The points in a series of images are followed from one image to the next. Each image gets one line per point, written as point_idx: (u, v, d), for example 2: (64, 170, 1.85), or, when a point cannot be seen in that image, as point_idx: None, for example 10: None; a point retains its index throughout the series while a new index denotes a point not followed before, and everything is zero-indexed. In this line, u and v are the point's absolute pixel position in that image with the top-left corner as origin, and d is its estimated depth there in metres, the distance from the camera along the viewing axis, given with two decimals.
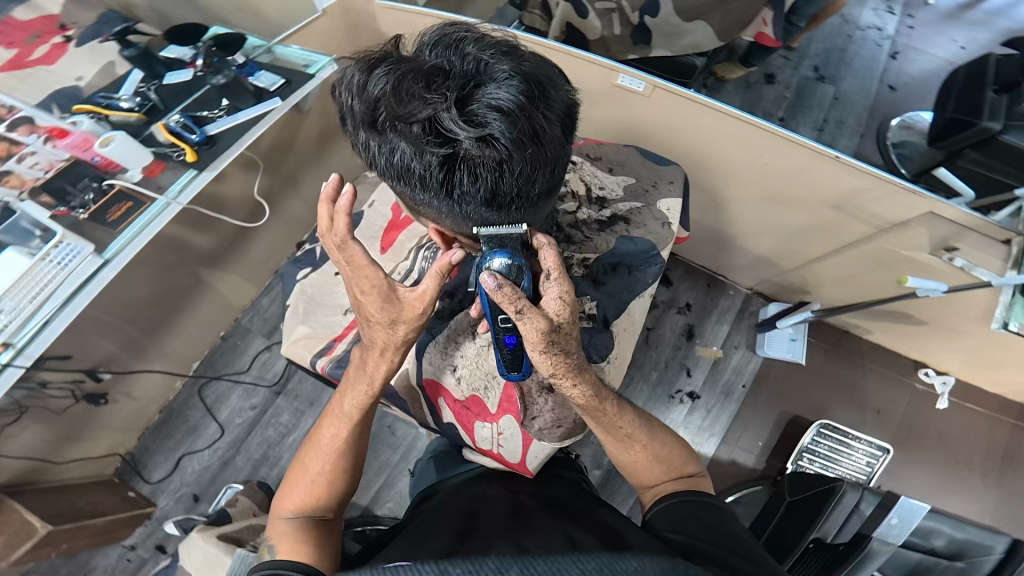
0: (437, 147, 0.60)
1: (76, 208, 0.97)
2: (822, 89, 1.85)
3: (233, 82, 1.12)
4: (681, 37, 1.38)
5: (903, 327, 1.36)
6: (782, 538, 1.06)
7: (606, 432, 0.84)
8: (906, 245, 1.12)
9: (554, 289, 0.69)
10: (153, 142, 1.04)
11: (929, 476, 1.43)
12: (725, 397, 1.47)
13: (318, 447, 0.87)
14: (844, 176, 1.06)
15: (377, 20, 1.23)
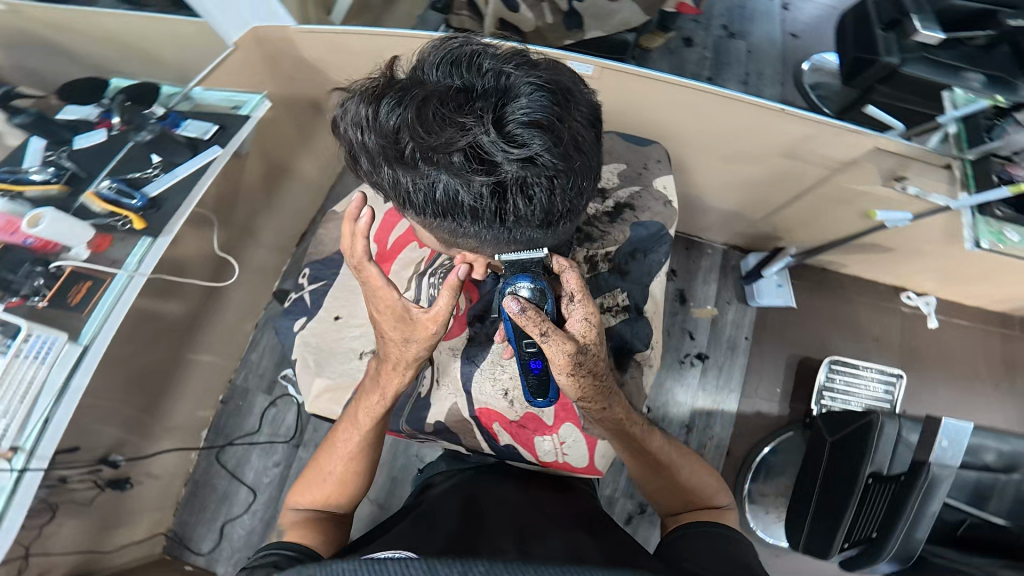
0: (483, 172, 0.61)
1: (30, 296, 0.86)
2: (735, 45, 1.89)
3: (161, 137, 1.02)
4: (610, 17, 1.36)
5: (870, 256, 1.46)
6: (833, 486, 0.98)
7: (635, 459, 0.92)
8: (859, 181, 1.17)
9: (579, 316, 0.75)
10: (89, 215, 0.94)
11: (947, 395, 1.52)
12: (732, 352, 1.52)
13: (332, 449, 0.88)
14: (793, 126, 1.09)
15: (298, 48, 1.13)
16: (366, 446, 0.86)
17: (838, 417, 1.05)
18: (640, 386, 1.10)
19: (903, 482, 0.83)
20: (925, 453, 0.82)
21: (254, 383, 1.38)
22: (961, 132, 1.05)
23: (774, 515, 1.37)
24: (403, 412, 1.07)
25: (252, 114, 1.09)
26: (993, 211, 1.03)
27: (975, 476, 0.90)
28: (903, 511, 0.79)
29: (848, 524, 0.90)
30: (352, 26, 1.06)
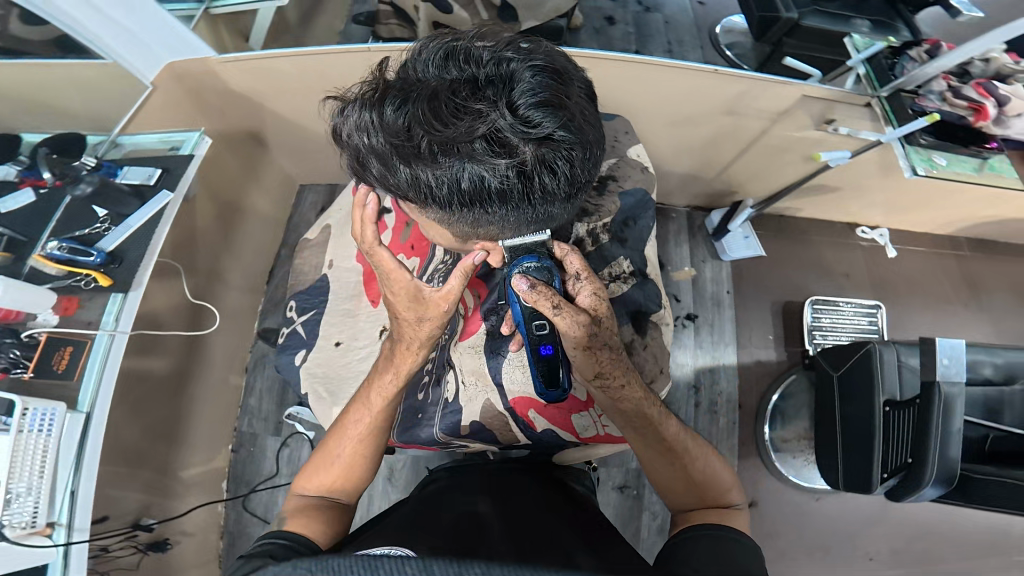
0: (507, 155, 0.62)
1: (12, 369, 0.81)
2: (653, 18, 1.96)
3: (101, 187, 0.94)
4: (542, 4, 1.38)
5: (817, 197, 1.56)
6: (858, 421, 1.04)
7: (646, 447, 0.85)
8: (793, 128, 1.23)
9: (584, 293, 0.85)
10: (46, 278, 0.87)
11: (924, 318, 1.69)
12: (718, 307, 1.58)
13: (342, 433, 0.82)
14: (728, 85, 1.14)
15: (224, 79, 1.07)
16: (377, 427, 0.82)
17: (836, 354, 1.13)
18: (662, 345, 1.15)
19: (919, 406, 0.86)
20: (930, 374, 0.84)
21: (260, 428, 1.29)
22: (870, 73, 1.15)
23: (803, 458, 1.43)
24: (436, 418, 1.06)
25: (195, 152, 1.02)
26: (920, 140, 1.11)
27: (980, 392, 1.05)
28: (929, 432, 0.82)
29: (882, 453, 0.95)
30: (279, 49, 1.01)
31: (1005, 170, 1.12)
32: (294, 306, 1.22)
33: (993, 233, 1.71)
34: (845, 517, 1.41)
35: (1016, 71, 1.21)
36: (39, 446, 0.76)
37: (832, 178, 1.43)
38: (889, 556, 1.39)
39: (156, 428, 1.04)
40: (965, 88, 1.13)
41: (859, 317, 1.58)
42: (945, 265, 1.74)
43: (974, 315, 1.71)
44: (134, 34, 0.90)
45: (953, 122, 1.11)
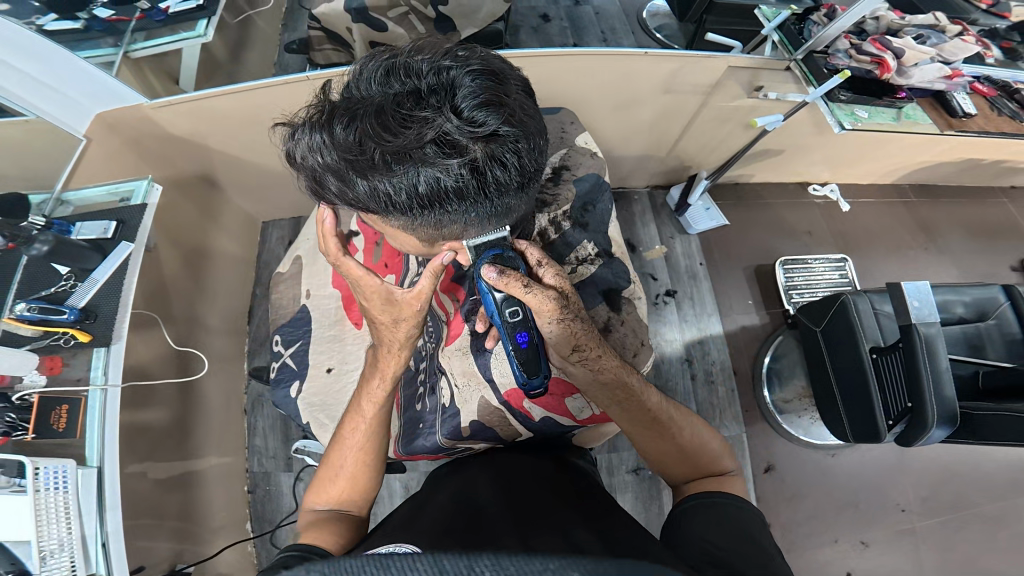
0: (457, 155, 0.59)
1: (14, 432, 0.76)
2: (583, 11, 2.04)
3: (57, 246, 0.83)
4: (476, 12, 1.37)
5: (771, 160, 1.70)
6: (844, 364, 1.09)
7: (630, 420, 0.82)
8: (730, 98, 1.31)
9: (549, 273, 0.79)
10: (22, 340, 0.82)
11: (888, 263, 1.86)
12: (694, 280, 1.63)
13: (340, 443, 0.78)
14: (659, 66, 1.18)
15: (163, 125, 1.03)
16: (373, 435, 0.78)
17: (814, 310, 1.18)
18: (639, 320, 1.16)
19: (903, 350, 0.90)
20: (906, 317, 0.91)
21: (272, 465, 1.23)
22: (784, 39, 1.20)
23: (809, 417, 1.44)
24: (436, 426, 1.04)
25: (148, 202, 0.95)
26: (840, 97, 1.14)
27: (959, 329, 1.16)
28: (920, 374, 0.87)
29: (880, 400, 0.99)
30: (215, 89, 0.98)
31: (919, 117, 1.23)
32: (280, 340, 1.18)
33: (930, 177, 2.00)
34: (863, 469, 1.44)
35: (904, 25, 1.23)
36: (59, 505, 0.72)
37: (775, 142, 1.56)
38: (920, 504, 1.41)
39: (170, 482, 0.98)
40: (863, 45, 1.14)
41: (830, 271, 1.68)
42: (896, 211, 1.97)
43: (924, 253, 1.90)
44: (52, 86, 0.86)
45: (862, 77, 1.13)
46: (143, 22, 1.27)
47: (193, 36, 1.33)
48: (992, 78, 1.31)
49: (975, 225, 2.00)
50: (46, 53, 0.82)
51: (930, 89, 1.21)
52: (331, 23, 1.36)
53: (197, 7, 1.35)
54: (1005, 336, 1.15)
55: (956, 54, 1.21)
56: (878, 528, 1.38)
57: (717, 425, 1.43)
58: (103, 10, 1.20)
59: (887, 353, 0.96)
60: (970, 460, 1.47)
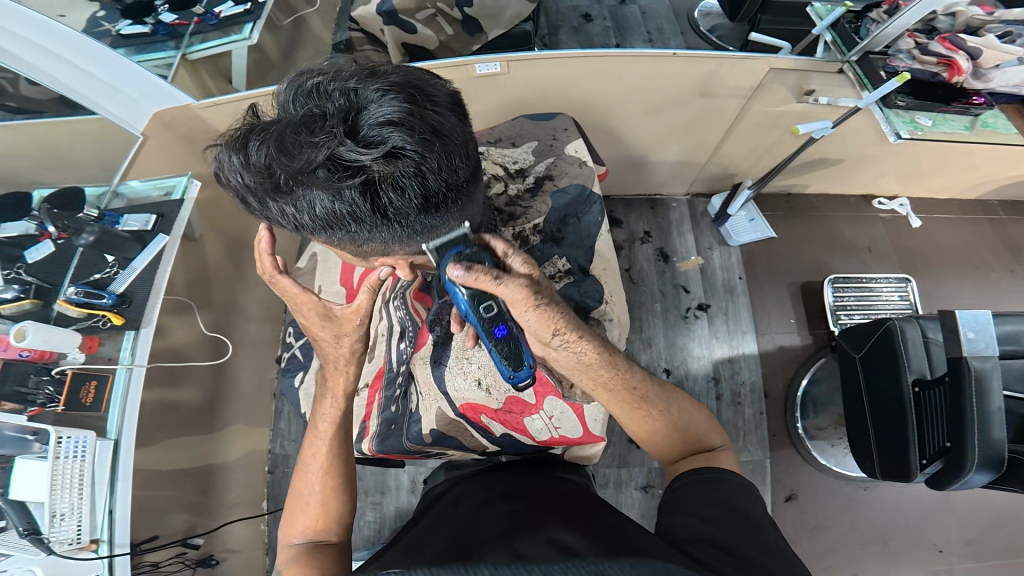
0: (348, 179, 0.61)
1: (48, 403, 0.85)
2: (629, 10, 1.99)
3: (102, 236, 0.95)
4: (502, 14, 1.38)
5: (828, 169, 1.60)
6: (883, 397, 1.01)
7: (618, 404, 0.81)
8: (775, 102, 1.25)
9: (518, 260, 0.71)
10: (69, 321, 0.92)
11: (956, 286, 1.70)
12: (731, 294, 1.56)
13: (303, 472, 0.82)
14: (689, 67, 1.15)
15: (213, 123, 1.08)
16: (335, 459, 0.82)
17: (855, 334, 1.10)
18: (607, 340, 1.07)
19: (949, 385, 0.84)
20: (956, 350, 0.84)
21: (291, 449, 1.30)
22: (837, 39, 1.13)
23: (843, 447, 1.35)
24: (404, 431, 1.08)
25: (186, 198, 1.06)
26: (897, 102, 1.07)
27: None
28: (966, 413, 0.80)
29: (918, 439, 0.92)
30: (256, 90, 1.04)
31: (1000, 126, 1.11)
32: (292, 332, 1.27)
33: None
34: (904, 508, 1.33)
35: (988, 22, 1.10)
36: (76, 471, 0.81)
37: (826, 150, 1.48)
38: (964, 547, 1.30)
39: (197, 452, 1.07)
40: (931, 44, 1.06)
41: (889, 292, 1.55)
42: (978, 229, 1.79)
43: (1003, 277, 1.73)
44: (110, 85, 0.94)
45: (926, 80, 1.06)
46: (199, 26, 1.38)
47: (240, 38, 1.41)
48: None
49: None
50: (98, 55, 0.91)
51: (1015, 95, 1.11)
52: (368, 26, 1.41)
53: (244, 12, 1.44)
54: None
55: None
56: (913, 570, 1.29)
57: (740, 446, 1.37)
58: (167, 15, 1.35)
59: (930, 387, 0.89)
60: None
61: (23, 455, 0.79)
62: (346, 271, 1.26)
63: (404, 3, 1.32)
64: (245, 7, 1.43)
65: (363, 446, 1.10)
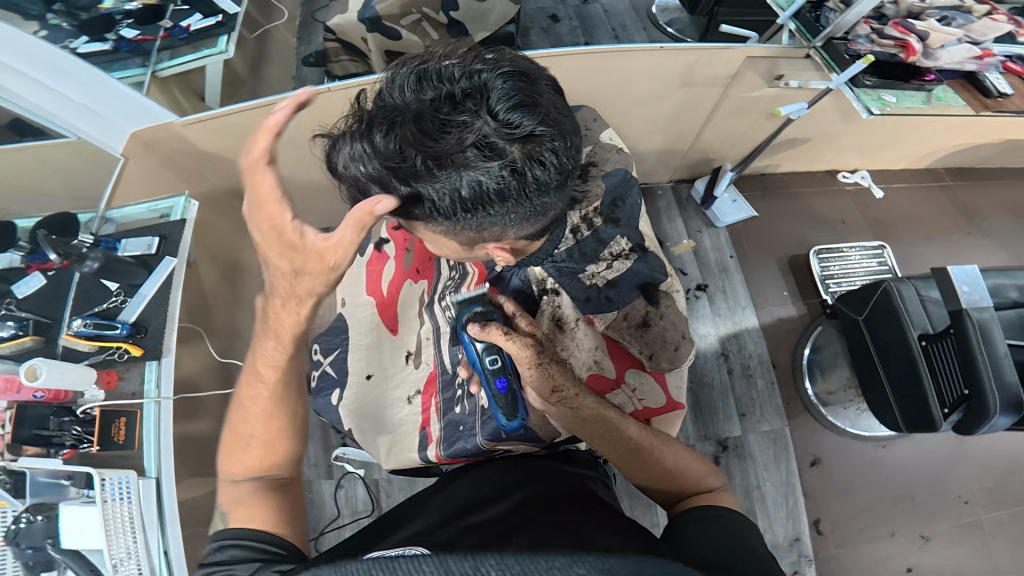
0: (496, 157, 0.59)
1: (80, 443, 0.82)
2: (592, 9, 2.03)
3: (106, 262, 0.91)
4: (487, 16, 1.44)
5: (797, 149, 1.66)
6: (892, 354, 1.05)
7: (615, 451, 0.76)
8: (749, 88, 1.29)
9: (524, 320, 0.85)
10: (81, 355, 0.88)
11: (930, 247, 1.79)
12: (726, 273, 1.60)
13: (244, 406, 0.70)
14: (675, 56, 1.17)
15: (194, 142, 1.04)
16: (284, 398, 0.70)
17: (855, 298, 1.15)
18: (681, 314, 0.97)
19: (954, 335, 0.87)
20: (956, 303, 0.88)
21: (314, 473, 1.28)
22: (801, 27, 1.17)
23: (854, 408, 1.40)
24: (476, 427, 0.97)
25: (186, 216, 1.02)
26: (864, 82, 1.10)
27: (1014, 314, 1.11)
28: (977, 359, 0.83)
29: (934, 391, 0.95)
30: (242, 104, 1.00)
31: (950, 100, 1.17)
32: (318, 349, 1.21)
33: (967, 160, 1.93)
34: (920, 463, 1.37)
35: (927, 8, 1.16)
36: (127, 514, 0.77)
37: (799, 130, 1.53)
38: (984, 496, 1.34)
39: None
40: (885, 29, 1.09)
41: (866, 259, 1.62)
42: (933, 196, 1.89)
43: (967, 235, 1.83)
44: (82, 104, 0.89)
45: (885, 61, 1.09)
46: (167, 40, 1.32)
47: (215, 52, 1.36)
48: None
49: (1016, 207, 1.92)
50: (78, 74, 0.85)
51: (960, 70, 1.15)
52: (346, 34, 1.46)
53: (217, 24, 1.38)
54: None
55: (986, 35, 1.14)
56: (942, 524, 1.31)
57: (758, 420, 1.39)
58: (130, 30, 1.28)
59: (937, 340, 0.93)
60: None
61: (66, 501, 0.76)
62: (374, 278, 1.21)
63: (388, 9, 1.36)
64: (218, 19, 1.38)
65: (430, 453, 1.01)
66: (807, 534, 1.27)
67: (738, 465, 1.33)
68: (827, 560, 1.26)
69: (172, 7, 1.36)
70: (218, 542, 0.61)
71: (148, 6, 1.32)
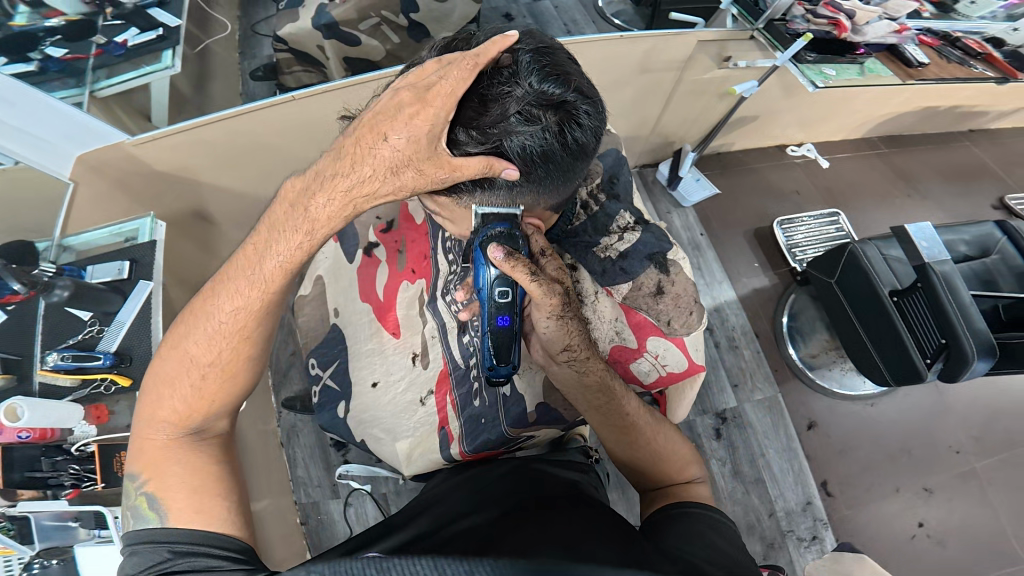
0: (537, 120, 0.61)
1: (82, 481, 0.80)
2: (543, 5, 2.05)
3: (78, 291, 0.89)
4: (449, 17, 1.45)
5: (748, 127, 1.73)
6: (869, 314, 1.10)
7: (606, 424, 0.76)
8: (701, 71, 1.34)
9: (552, 263, 0.78)
10: (63, 392, 0.83)
11: (879, 210, 1.89)
12: (698, 250, 1.66)
13: (202, 324, 0.62)
14: (634, 44, 1.19)
15: (149, 163, 0.99)
16: (252, 336, 0.63)
17: (824, 264, 1.21)
18: (691, 280, 0.95)
19: (924, 290, 0.95)
20: (918, 257, 0.97)
21: (319, 495, 1.24)
22: (743, 11, 1.19)
23: (839, 368, 1.47)
24: (501, 416, 0.99)
25: (155, 238, 0.99)
26: (806, 58, 1.14)
27: (969, 267, 1.22)
28: (948, 312, 0.90)
29: (914, 342, 1.01)
30: (202, 117, 0.96)
31: (879, 71, 1.20)
32: (316, 362, 1.18)
33: (897, 127, 2.06)
34: (907, 416, 1.44)
35: None
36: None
37: (749, 109, 1.60)
38: (973, 445, 1.41)
39: None
40: (817, 8, 1.13)
41: (824, 226, 1.71)
42: (873, 163, 2.01)
43: (909, 197, 1.96)
44: (11, 125, 0.82)
45: (821, 38, 1.13)
46: (101, 58, 1.25)
47: (160, 67, 1.32)
48: (933, 29, 1.29)
49: (947, 168, 2.07)
50: (6, 90, 0.77)
51: (883, 43, 1.18)
52: (299, 43, 1.43)
53: (159, 38, 1.34)
54: (1011, 268, 1.21)
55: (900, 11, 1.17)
56: (941, 474, 1.36)
57: (750, 389, 1.43)
58: (54, 48, 1.18)
59: (908, 294, 0.99)
60: (999, 394, 1.49)
61: (79, 542, 0.80)
62: (368, 283, 1.17)
63: (345, 14, 1.34)
64: (159, 33, 1.34)
65: (454, 451, 1.02)
66: (818, 497, 1.31)
67: (740, 436, 1.36)
68: (840, 521, 1.29)
69: (103, 23, 1.30)
70: (158, 546, 0.55)
71: (72, 22, 1.25)
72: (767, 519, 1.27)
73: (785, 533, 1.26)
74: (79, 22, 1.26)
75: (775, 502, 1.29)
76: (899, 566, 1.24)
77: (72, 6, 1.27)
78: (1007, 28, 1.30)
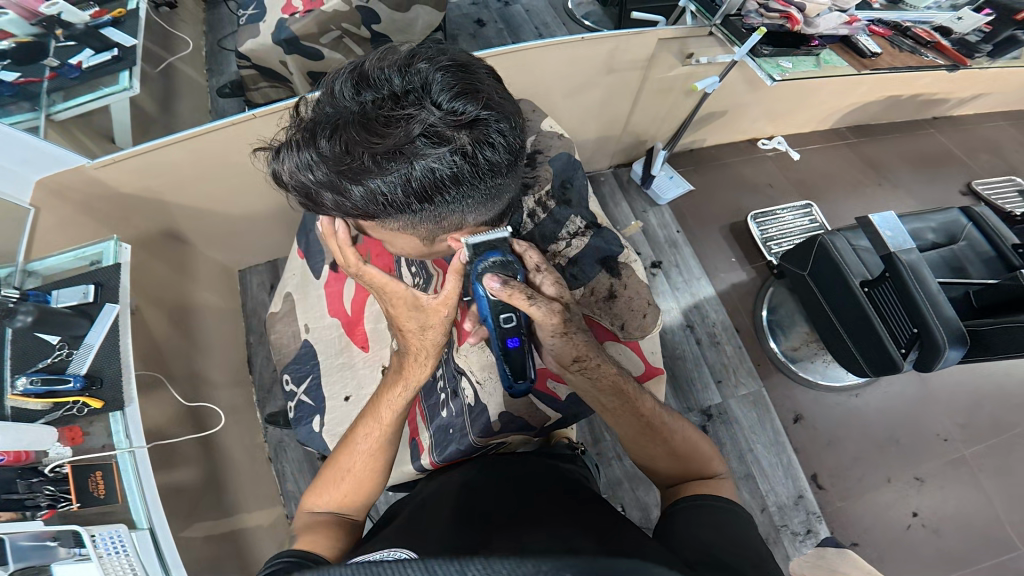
0: (446, 141, 0.59)
1: (58, 501, 0.76)
2: (514, 10, 2.09)
3: (41, 315, 0.83)
4: (414, 26, 1.47)
5: (717, 123, 1.77)
6: (844, 305, 1.13)
7: (621, 423, 0.77)
8: (667, 69, 1.37)
9: (549, 280, 0.79)
10: (34, 416, 0.80)
11: (850, 200, 1.95)
12: (675, 247, 1.69)
13: (351, 444, 0.75)
14: (596, 45, 1.22)
15: (111, 182, 0.99)
16: (387, 437, 0.75)
17: (797, 255, 1.25)
18: (642, 284, 1.01)
19: (892, 278, 0.98)
20: (885, 247, 1.00)
21: None
22: (700, 8, 1.23)
23: (821, 360, 1.49)
24: (467, 426, 0.95)
25: (120, 261, 0.95)
26: (762, 52, 1.15)
27: (937, 253, 1.26)
28: (914, 297, 0.94)
29: (887, 332, 1.04)
30: (161, 139, 0.97)
31: (834, 62, 1.22)
32: (290, 380, 1.17)
33: (863, 117, 2.13)
34: (891, 404, 1.47)
35: None
36: (126, 566, 0.75)
37: (716, 105, 1.64)
38: (960, 432, 1.45)
39: (214, 532, 0.98)
40: (770, 2, 1.15)
41: (799, 219, 1.75)
42: (841, 153, 2.07)
43: (878, 186, 2.01)
44: None
45: (776, 32, 1.16)
46: (56, 81, 1.22)
47: (119, 88, 1.31)
48: (883, 20, 1.34)
49: (913, 156, 2.14)
50: None
51: (836, 35, 1.22)
52: (262, 59, 1.42)
53: (114, 59, 1.34)
54: (979, 255, 1.25)
55: (850, 3, 1.20)
56: (931, 462, 1.39)
57: (734, 384, 1.46)
58: (7, 73, 1.15)
59: (878, 285, 1.03)
60: (976, 378, 1.53)
61: (58, 562, 0.72)
62: (335, 298, 1.19)
63: (306, 29, 1.34)
64: (114, 55, 1.34)
65: (425, 462, 0.98)
66: (809, 490, 1.33)
67: (726, 431, 1.38)
68: (835, 513, 1.31)
69: (55, 44, 1.27)
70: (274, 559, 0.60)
71: (22, 44, 1.21)
72: (761, 514, 1.28)
73: (780, 528, 1.27)
74: (30, 43, 1.23)
75: (766, 497, 1.31)
76: (895, 558, 1.26)
77: (21, 27, 1.23)
78: (953, 16, 1.34)
